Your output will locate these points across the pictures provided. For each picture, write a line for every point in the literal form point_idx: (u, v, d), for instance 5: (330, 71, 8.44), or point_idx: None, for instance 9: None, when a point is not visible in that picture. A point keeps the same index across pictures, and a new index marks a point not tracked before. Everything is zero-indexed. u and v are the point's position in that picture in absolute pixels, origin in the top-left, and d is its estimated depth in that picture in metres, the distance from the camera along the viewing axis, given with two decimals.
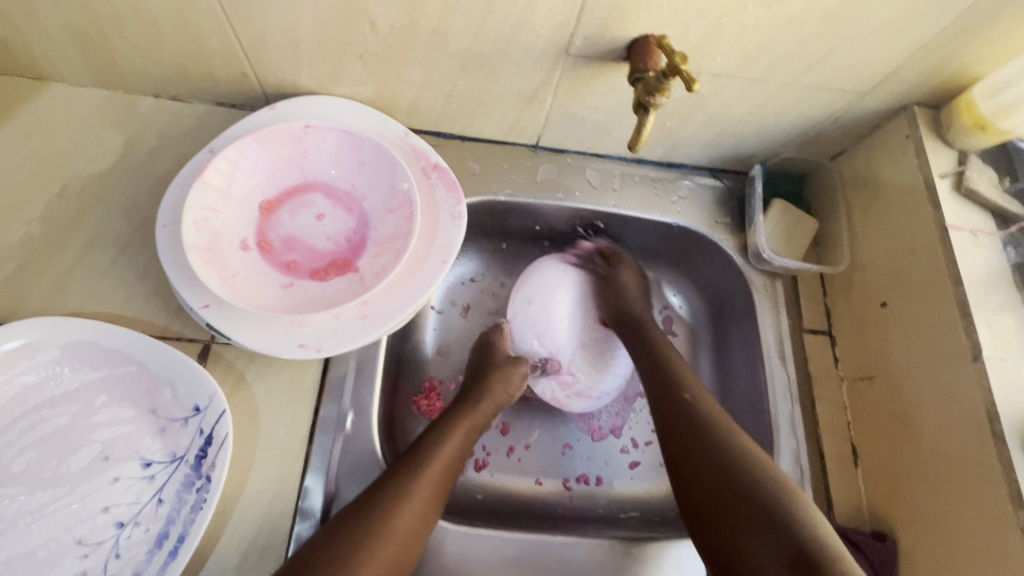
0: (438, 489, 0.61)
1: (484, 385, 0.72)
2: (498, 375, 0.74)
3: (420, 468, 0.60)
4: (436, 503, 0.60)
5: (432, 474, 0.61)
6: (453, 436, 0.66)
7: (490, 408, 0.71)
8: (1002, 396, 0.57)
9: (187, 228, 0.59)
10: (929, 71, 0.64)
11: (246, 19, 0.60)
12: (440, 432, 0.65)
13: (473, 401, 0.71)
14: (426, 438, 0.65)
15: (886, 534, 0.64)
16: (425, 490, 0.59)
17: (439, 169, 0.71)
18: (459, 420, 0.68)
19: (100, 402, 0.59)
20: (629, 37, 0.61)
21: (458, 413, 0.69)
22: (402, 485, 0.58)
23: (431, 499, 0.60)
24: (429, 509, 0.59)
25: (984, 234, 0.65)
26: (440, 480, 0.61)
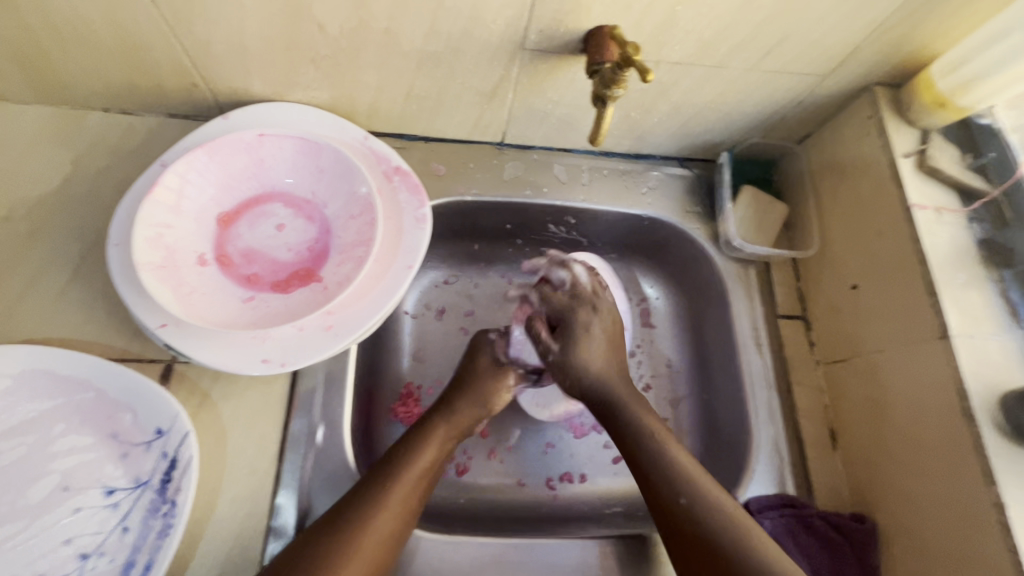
0: (416, 500, 0.60)
1: (469, 388, 0.71)
2: (483, 379, 0.72)
3: (391, 481, 0.59)
4: (413, 513, 0.59)
5: (409, 483, 0.60)
6: (430, 444, 0.65)
7: (472, 416, 0.70)
8: (971, 373, 0.57)
9: (138, 246, 0.57)
10: (887, 51, 0.64)
11: (188, 26, 0.58)
12: (415, 441, 0.64)
13: (450, 410, 0.69)
14: (401, 449, 0.63)
15: (865, 515, 0.64)
16: (402, 499, 0.58)
17: (401, 172, 0.70)
18: (435, 426, 0.67)
19: (57, 431, 0.57)
20: (583, 28, 0.60)
21: (437, 419, 0.68)
22: (378, 498, 0.57)
23: (409, 508, 0.59)
24: (404, 523, 0.58)
25: (949, 212, 0.65)
26: (413, 491, 0.60)
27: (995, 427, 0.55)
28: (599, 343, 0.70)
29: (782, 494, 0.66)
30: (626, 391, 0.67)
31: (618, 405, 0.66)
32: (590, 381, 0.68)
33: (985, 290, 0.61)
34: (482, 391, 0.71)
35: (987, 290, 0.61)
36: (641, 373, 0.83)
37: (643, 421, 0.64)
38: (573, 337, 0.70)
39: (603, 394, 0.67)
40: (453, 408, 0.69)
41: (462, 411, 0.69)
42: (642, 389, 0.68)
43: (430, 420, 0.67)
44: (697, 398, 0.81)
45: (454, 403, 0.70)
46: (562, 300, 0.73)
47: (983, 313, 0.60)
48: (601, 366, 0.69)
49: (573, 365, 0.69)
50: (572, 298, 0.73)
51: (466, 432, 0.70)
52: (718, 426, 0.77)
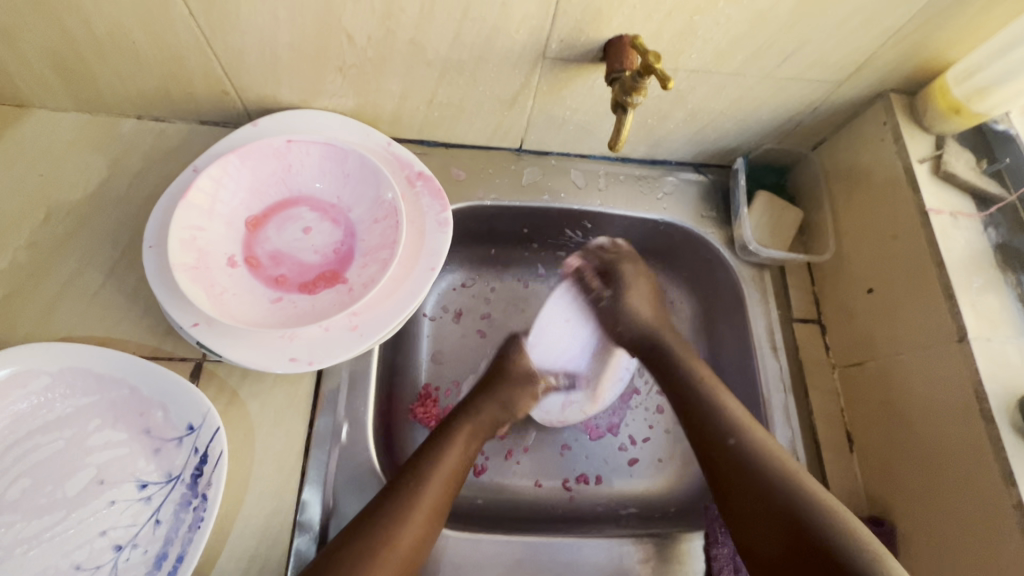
0: (442, 504, 0.61)
1: (492, 393, 0.74)
2: (511, 382, 0.76)
3: (416, 486, 0.60)
4: (443, 511, 0.61)
5: (438, 484, 0.61)
6: (455, 446, 0.66)
7: (492, 417, 0.72)
8: (989, 375, 0.58)
9: (173, 247, 0.59)
10: (902, 58, 0.65)
11: (223, 37, 0.61)
12: (440, 441, 0.66)
13: (470, 413, 0.71)
14: (424, 452, 0.64)
15: (884, 519, 0.65)
16: (432, 499, 0.60)
17: (424, 177, 0.71)
18: (459, 430, 0.68)
19: (93, 426, 0.59)
20: (604, 37, 0.61)
21: (460, 422, 0.69)
22: (409, 497, 0.59)
23: (439, 507, 0.60)
24: (431, 527, 0.59)
25: (965, 217, 0.66)
26: (439, 498, 0.61)
27: (1014, 430, 0.56)
28: (644, 293, 0.82)
29: None
30: (665, 328, 0.79)
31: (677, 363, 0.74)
32: (646, 329, 0.79)
33: (1002, 294, 0.62)
34: (507, 394, 0.75)
35: (1004, 294, 0.62)
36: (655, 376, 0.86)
37: (682, 354, 0.75)
38: (622, 288, 0.82)
39: (647, 329, 0.79)
40: (477, 408, 0.72)
41: (486, 411, 0.72)
42: (651, 344, 0.78)
43: (452, 423, 0.69)
44: None
45: (478, 404, 0.72)
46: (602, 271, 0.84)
47: (1000, 316, 0.61)
48: (642, 304, 0.81)
49: (624, 315, 0.81)
50: (616, 254, 0.84)
51: (487, 432, 0.71)
52: None
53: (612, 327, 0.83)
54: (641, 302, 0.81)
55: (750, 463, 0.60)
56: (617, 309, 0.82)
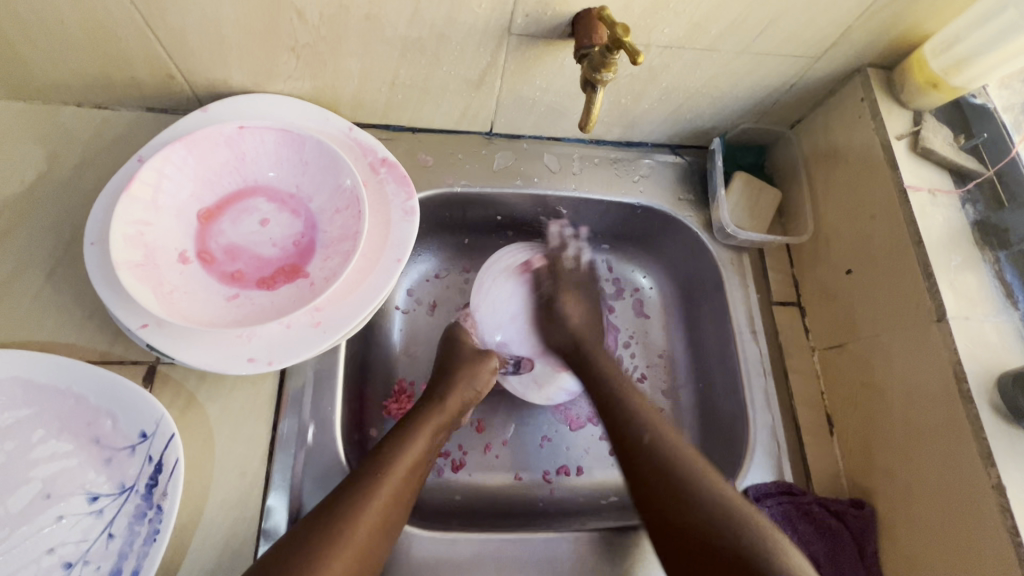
0: (404, 493, 0.58)
1: (453, 379, 0.70)
2: (466, 367, 0.71)
3: (379, 475, 0.57)
4: (406, 499, 0.58)
5: (400, 474, 0.58)
6: (419, 436, 0.63)
7: (459, 403, 0.69)
8: (968, 355, 0.56)
9: (115, 244, 0.55)
10: (880, 32, 0.63)
11: (161, 15, 0.56)
12: (405, 430, 0.63)
13: (435, 400, 0.67)
14: (389, 440, 0.62)
15: (865, 501, 0.64)
16: (395, 487, 0.58)
17: (388, 164, 0.68)
18: (426, 419, 0.65)
19: (37, 437, 0.56)
20: (572, 10, 0.58)
21: (425, 412, 0.66)
22: (371, 485, 0.56)
23: (400, 498, 0.58)
24: (393, 516, 0.56)
25: (943, 194, 0.64)
26: (402, 486, 0.58)
27: (993, 409, 0.54)
28: (575, 307, 0.79)
29: (781, 483, 0.66)
30: (590, 339, 0.75)
31: (616, 397, 0.66)
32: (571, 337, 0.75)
33: (981, 272, 0.60)
34: (467, 374, 0.70)
35: (983, 272, 0.60)
36: (635, 364, 0.83)
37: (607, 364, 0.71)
38: (563, 299, 0.79)
39: (570, 337, 0.75)
40: (441, 397, 0.68)
41: (449, 398, 0.68)
42: (575, 350, 0.74)
43: (419, 412, 0.66)
44: (693, 386, 0.81)
45: (442, 391, 0.68)
46: (579, 274, 0.82)
47: (979, 294, 0.59)
48: (577, 314, 0.78)
49: (559, 320, 0.77)
50: (571, 267, 0.82)
51: (452, 423, 0.68)
52: (715, 414, 0.76)
53: (545, 325, 0.78)
54: (574, 315, 0.78)
55: (659, 450, 0.59)
56: (554, 310, 0.78)
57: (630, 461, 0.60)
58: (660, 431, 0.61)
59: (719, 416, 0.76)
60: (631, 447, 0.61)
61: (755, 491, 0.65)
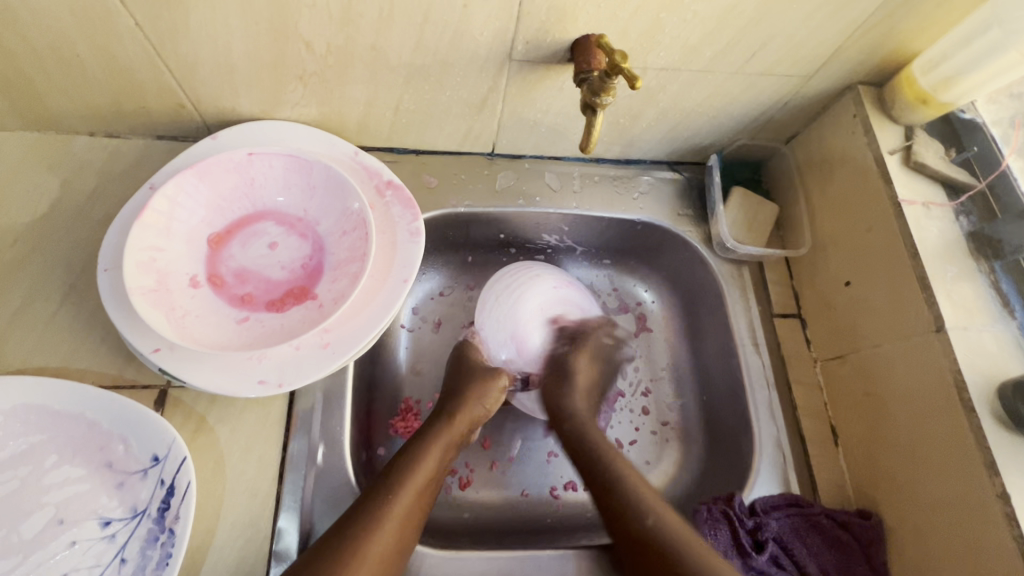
0: (414, 516, 0.59)
1: (462, 398, 0.70)
2: (475, 385, 0.72)
3: (388, 498, 0.58)
4: (415, 522, 0.58)
5: (411, 494, 0.59)
6: (429, 457, 0.63)
7: (467, 421, 0.69)
8: (968, 365, 0.57)
9: (129, 270, 0.56)
10: (869, 51, 0.65)
11: (174, 48, 0.58)
12: (414, 451, 0.63)
13: (444, 419, 0.68)
14: (399, 460, 0.62)
15: (872, 512, 0.64)
16: (405, 510, 0.58)
17: (393, 187, 0.69)
18: (434, 440, 0.65)
19: (51, 463, 0.56)
20: (570, 37, 0.60)
21: (434, 431, 0.66)
22: (381, 508, 0.56)
23: (409, 522, 0.58)
24: (403, 540, 0.57)
25: (937, 206, 0.65)
26: (411, 509, 0.58)
27: (994, 418, 0.55)
28: (583, 379, 0.76)
29: (788, 494, 0.66)
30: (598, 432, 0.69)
31: (585, 442, 0.67)
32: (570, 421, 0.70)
33: (977, 282, 0.62)
34: (475, 393, 0.71)
35: (979, 282, 0.62)
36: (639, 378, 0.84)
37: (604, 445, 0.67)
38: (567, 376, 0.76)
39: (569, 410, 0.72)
40: (450, 417, 0.68)
41: (458, 418, 0.68)
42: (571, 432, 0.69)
43: (429, 432, 0.66)
44: (697, 400, 0.81)
45: (452, 409, 0.69)
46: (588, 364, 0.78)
47: (976, 304, 0.60)
48: (584, 374, 0.76)
49: (567, 379, 0.75)
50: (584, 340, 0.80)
51: (460, 442, 0.68)
52: (720, 427, 0.77)
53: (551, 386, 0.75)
54: (581, 375, 0.76)
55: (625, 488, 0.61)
56: (560, 409, 0.72)
57: (618, 527, 0.59)
58: (628, 472, 0.63)
59: (724, 429, 0.76)
60: (615, 510, 0.60)
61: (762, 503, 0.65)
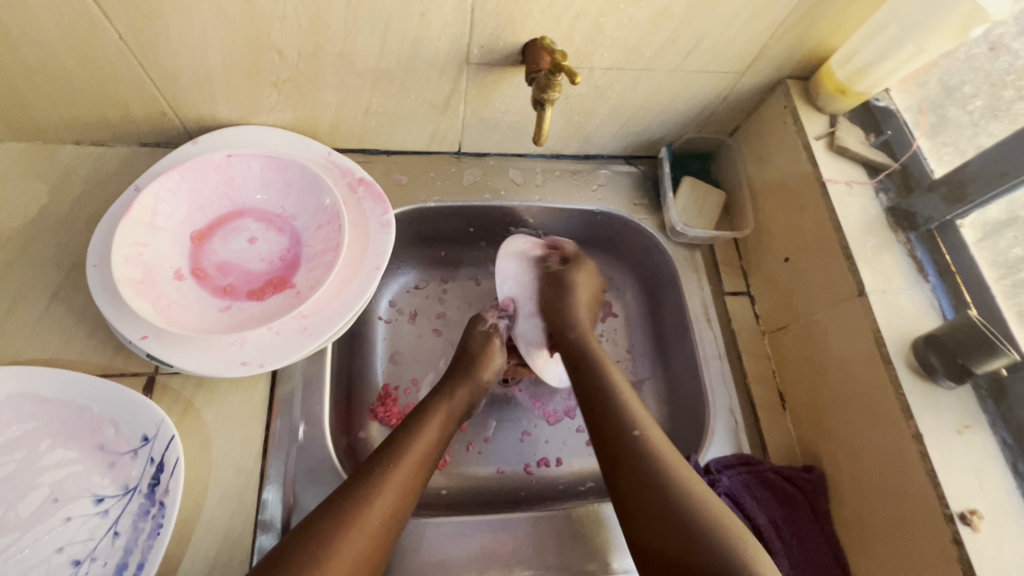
0: (417, 479, 0.62)
1: (464, 373, 0.75)
2: (478, 360, 0.76)
3: (393, 463, 0.61)
4: (419, 485, 0.62)
5: (406, 472, 0.61)
6: (430, 426, 0.67)
7: (469, 393, 0.73)
8: (886, 324, 0.64)
9: (117, 263, 0.61)
10: (792, 48, 0.72)
11: (156, 59, 0.63)
12: (417, 421, 0.67)
13: (446, 392, 0.72)
14: (404, 429, 0.66)
15: (814, 466, 0.70)
16: (408, 475, 0.61)
17: (365, 183, 0.75)
18: (437, 411, 0.69)
19: (44, 446, 0.60)
20: (521, 41, 0.66)
21: (437, 403, 0.70)
22: (384, 472, 0.60)
23: (412, 485, 0.61)
24: (406, 502, 0.60)
25: (859, 185, 0.72)
26: (415, 474, 0.62)
27: (910, 369, 0.61)
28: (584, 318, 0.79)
29: (739, 454, 0.72)
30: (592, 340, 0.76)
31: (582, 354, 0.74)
32: (574, 334, 0.77)
33: (894, 251, 0.68)
34: (478, 365, 0.76)
35: (897, 252, 0.68)
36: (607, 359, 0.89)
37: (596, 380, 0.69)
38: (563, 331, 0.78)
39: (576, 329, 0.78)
40: (453, 390, 0.72)
41: (460, 390, 0.73)
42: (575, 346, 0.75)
43: (432, 403, 0.70)
44: (659, 376, 0.87)
45: (453, 385, 0.73)
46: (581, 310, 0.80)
47: (894, 270, 0.67)
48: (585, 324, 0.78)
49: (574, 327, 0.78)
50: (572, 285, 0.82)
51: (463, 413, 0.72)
52: (680, 398, 0.83)
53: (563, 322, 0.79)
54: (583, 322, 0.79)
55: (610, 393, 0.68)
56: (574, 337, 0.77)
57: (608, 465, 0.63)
58: (620, 394, 0.68)
59: (683, 400, 0.82)
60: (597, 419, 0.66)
61: (716, 463, 0.71)
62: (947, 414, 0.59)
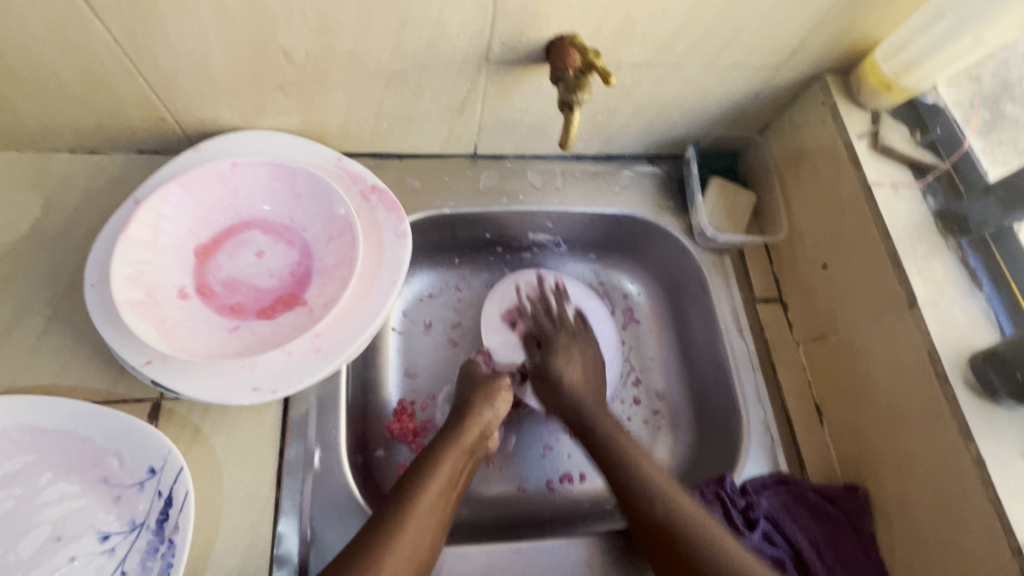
0: (430, 531, 0.59)
1: (468, 411, 0.70)
2: (478, 396, 0.72)
3: (402, 517, 0.58)
4: (433, 537, 0.59)
5: (418, 529, 0.58)
6: (439, 470, 0.64)
7: (477, 431, 0.69)
8: (940, 338, 0.59)
9: (117, 283, 0.57)
10: (833, 40, 0.67)
11: (153, 62, 0.59)
12: (425, 467, 0.64)
13: (452, 433, 0.68)
14: (412, 476, 0.62)
15: (857, 485, 0.66)
16: (420, 527, 0.58)
17: (377, 191, 0.70)
18: (444, 454, 0.65)
19: (45, 480, 0.56)
20: (546, 37, 0.61)
21: (444, 444, 0.67)
22: (393, 526, 0.57)
23: (425, 538, 0.58)
24: (420, 556, 0.57)
25: (905, 187, 0.68)
26: (428, 526, 0.59)
27: (968, 387, 0.57)
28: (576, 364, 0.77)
29: (777, 473, 0.68)
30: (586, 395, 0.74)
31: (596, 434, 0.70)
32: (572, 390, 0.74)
33: (946, 258, 0.64)
34: (484, 394, 0.72)
35: (948, 260, 0.64)
36: (630, 366, 0.86)
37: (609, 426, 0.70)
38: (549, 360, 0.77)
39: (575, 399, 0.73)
40: (459, 430, 0.68)
41: (466, 428, 0.68)
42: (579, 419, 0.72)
43: (438, 446, 0.66)
44: (687, 386, 0.83)
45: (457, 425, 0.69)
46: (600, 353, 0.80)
47: (947, 279, 0.63)
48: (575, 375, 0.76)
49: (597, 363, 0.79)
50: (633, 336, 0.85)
51: (472, 454, 0.68)
52: (710, 411, 0.79)
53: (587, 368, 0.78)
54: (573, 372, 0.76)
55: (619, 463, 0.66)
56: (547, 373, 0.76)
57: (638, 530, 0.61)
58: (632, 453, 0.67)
59: (714, 414, 0.78)
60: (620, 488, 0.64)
61: (752, 484, 0.67)
62: (1009, 436, 0.56)
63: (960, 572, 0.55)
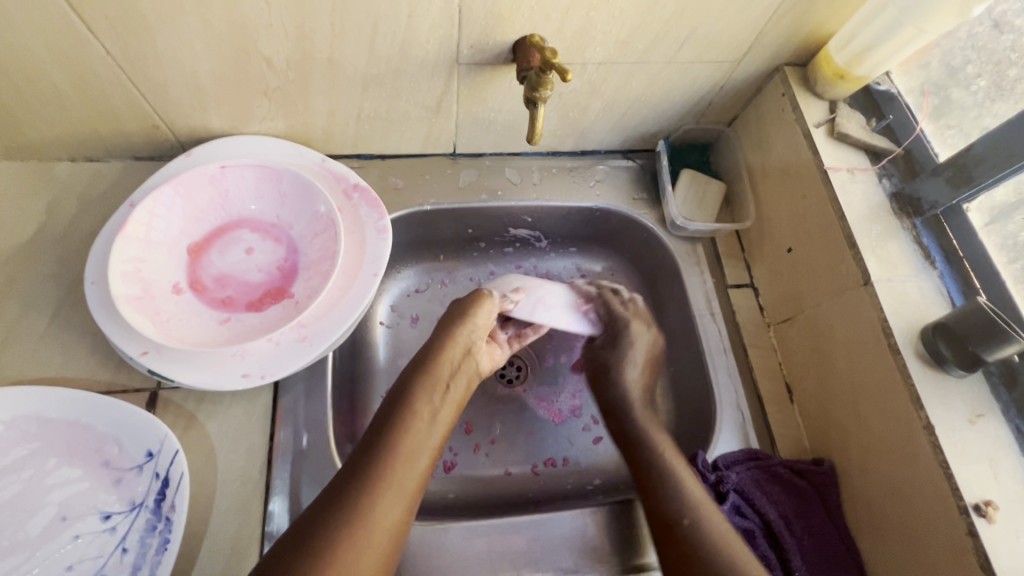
0: (412, 473, 0.60)
1: (436, 350, 0.69)
2: (444, 335, 0.71)
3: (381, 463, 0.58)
4: (416, 480, 0.60)
5: (400, 475, 0.58)
6: (414, 413, 0.63)
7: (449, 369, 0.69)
8: (893, 313, 0.62)
9: (115, 279, 0.61)
10: (788, 34, 0.71)
11: (144, 73, 0.63)
12: (399, 411, 0.63)
13: (424, 375, 0.67)
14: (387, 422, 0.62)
15: (824, 459, 0.69)
16: (401, 471, 0.59)
17: (360, 189, 0.74)
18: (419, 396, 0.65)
19: (51, 465, 0.60)
20: (512, 38, 0.65)
21: (416, 385, 0.66)
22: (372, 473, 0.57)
23: (409, 483, 0.59)
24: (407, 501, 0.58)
25: (861, 171, 0.71)
26: (409, 469, 0.59)
27: (919, 359, 0.60)
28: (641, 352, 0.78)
29: (746, 449, 0.71)
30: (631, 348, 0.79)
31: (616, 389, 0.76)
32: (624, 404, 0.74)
33: (900, 238, 0.67)
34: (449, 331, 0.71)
35: (902, 240, 0.67)
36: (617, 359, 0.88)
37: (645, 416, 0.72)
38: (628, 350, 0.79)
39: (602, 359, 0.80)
40: (432, 372, 0.67)
41: (438, 369, 0.68)
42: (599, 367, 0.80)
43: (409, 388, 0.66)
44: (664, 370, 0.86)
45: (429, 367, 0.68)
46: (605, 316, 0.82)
47: (900, 258, 0.66)
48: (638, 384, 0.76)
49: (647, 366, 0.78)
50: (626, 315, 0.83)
51: (449, 391, 0.68)
52: (685, 394, 0.82)
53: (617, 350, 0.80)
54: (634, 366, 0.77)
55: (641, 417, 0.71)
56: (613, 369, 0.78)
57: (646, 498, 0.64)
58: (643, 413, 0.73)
59: (689, 396, 0.81)
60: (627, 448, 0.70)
61: (723, 459, 0.69)
62: (958, 403, 0.58)
63: (922, 531, 0.57)
